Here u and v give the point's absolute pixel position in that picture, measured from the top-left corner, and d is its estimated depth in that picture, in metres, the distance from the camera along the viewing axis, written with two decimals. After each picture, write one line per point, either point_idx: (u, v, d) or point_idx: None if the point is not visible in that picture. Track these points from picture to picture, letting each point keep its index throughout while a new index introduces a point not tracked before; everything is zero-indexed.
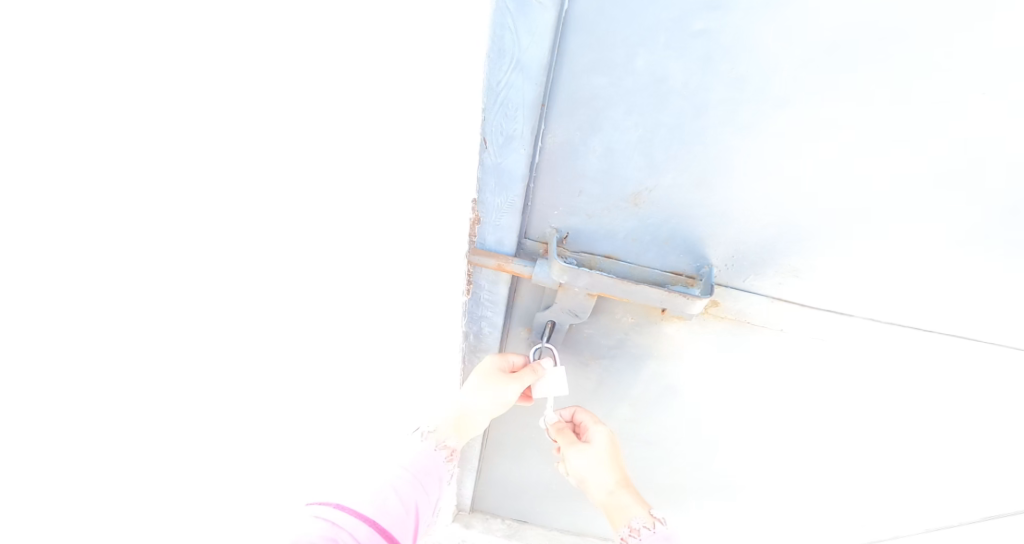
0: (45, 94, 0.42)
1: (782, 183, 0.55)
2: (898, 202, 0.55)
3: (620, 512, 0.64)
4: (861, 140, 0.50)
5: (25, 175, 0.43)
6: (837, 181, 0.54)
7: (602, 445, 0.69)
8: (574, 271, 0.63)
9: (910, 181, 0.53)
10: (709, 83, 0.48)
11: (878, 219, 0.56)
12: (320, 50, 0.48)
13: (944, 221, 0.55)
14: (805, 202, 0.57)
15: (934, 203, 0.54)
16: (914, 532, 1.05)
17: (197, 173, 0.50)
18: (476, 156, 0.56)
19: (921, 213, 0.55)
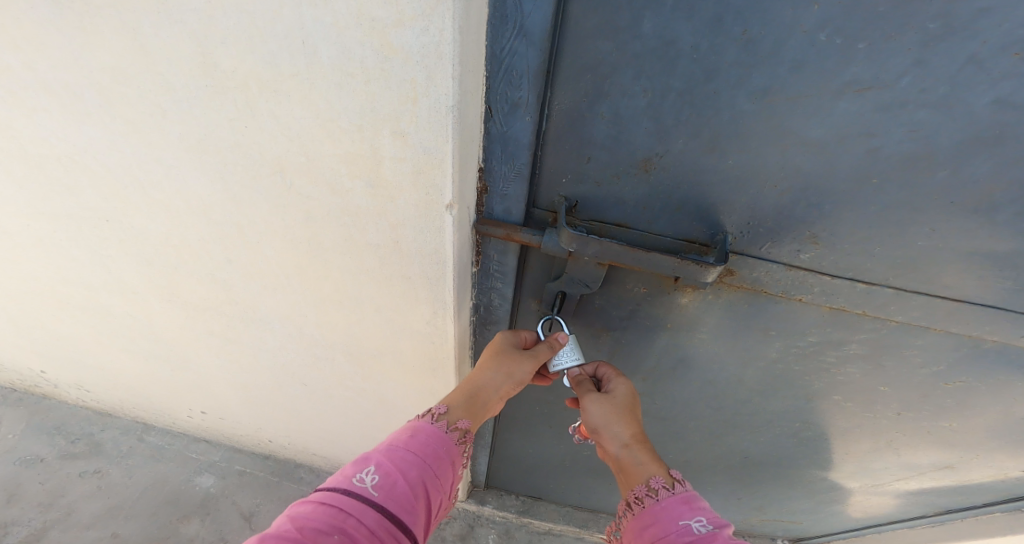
0: (169, 132, 0.56)
1: (803, 146, 0.52)
2: (927, 167, 0.52)
3: (637, 467, 0.63)
4: (888, 97, 0.48)
5: (156, 147, 0.59)
6: (862, 142, 0.51)
7: (621, 398, 0.69)
8: (582, 239, 0.58)
9: (943, 142, 0.50)
10: (717, 44, 0.47)
11: (907, 182, 0.53)
12: (306, 27, 0.45)
13: (981, 185, 0.52)
14: (827, 164, 0.53)
15: (967, 166, 0.51)
16: (912, 462, 1.10)
17: (246, 161, 0.57)
18: (484, 125, 0.56)
19: (954, 175, 0.52)
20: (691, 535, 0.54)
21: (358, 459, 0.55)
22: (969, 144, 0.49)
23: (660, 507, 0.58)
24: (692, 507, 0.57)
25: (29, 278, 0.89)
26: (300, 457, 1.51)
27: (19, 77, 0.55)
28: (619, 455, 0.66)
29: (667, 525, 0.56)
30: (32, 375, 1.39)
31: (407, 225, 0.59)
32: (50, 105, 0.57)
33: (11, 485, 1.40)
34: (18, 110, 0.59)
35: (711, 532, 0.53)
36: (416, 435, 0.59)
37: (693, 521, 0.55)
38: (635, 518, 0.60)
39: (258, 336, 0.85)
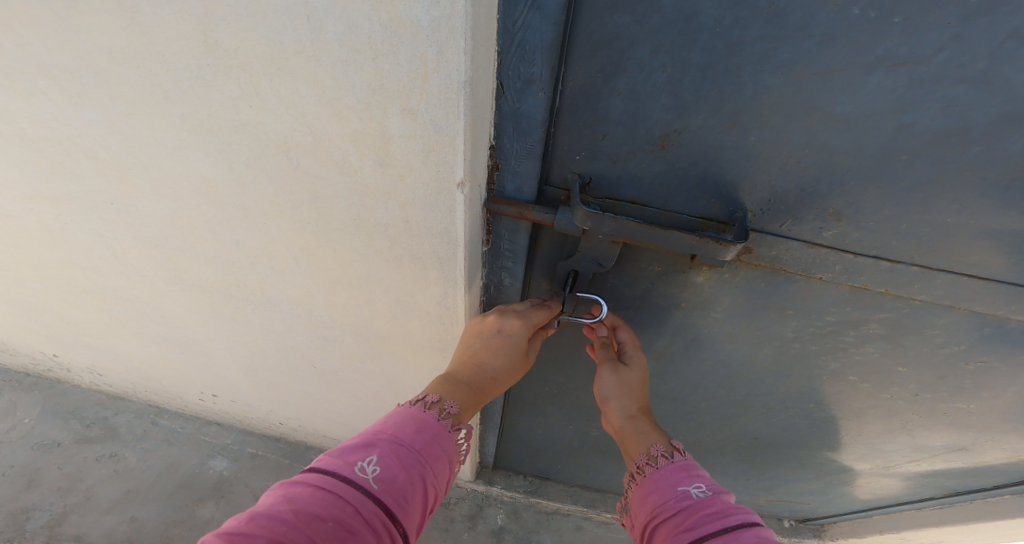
0: (171, 112, 0.55)
1: (829, 121, 0.50)
2: (959, 145, 0.50)
3: (639, 439, 0.66)
4: (922, 73, 0.46)
5: (157, 127, 0.57)
6: (892, 118, 0.49)
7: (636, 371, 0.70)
8: (598, 217, 0.56)
9: (978, 117, 0.48)
10: (743, 17, 0.45)
11: (938, 159, 0.51)
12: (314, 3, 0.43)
13: (1015, 161, 0.50)
14: (854, 139, 0.51)
15: (1003, 141, 0.49)
16: (926, 443, 1.08)
17: (252, 143, 0.56)
18: (495, 102, 0.54)
19: (986, 151, 0.50)
20: (688, 498, 0.57)
21: (362, 444, 0.53)
22: (1004, 121, 0.47)
23: (659, 473, 0.61)
24: (690, 474, 0.60)
25: (39, 264, 0.89)
26: (310, 439, 1.52)
27: (13, 59, 0.53)
28: (622, 425, 0.69)
29: (666, 490, 0.59)
30: (45, 360, 1.40)
31: (417, 204, 0.57)
32: (47, 88, 0.56)
33: (30, 469, 1.42)
34: (15, 92, 0.57)
35: (707, 495, 0.57)
36: (421, 432, 0.56)
37: (689, 485, 0.58)
38: (637, 486, 0.63)
39: (266, 318, 0.84)
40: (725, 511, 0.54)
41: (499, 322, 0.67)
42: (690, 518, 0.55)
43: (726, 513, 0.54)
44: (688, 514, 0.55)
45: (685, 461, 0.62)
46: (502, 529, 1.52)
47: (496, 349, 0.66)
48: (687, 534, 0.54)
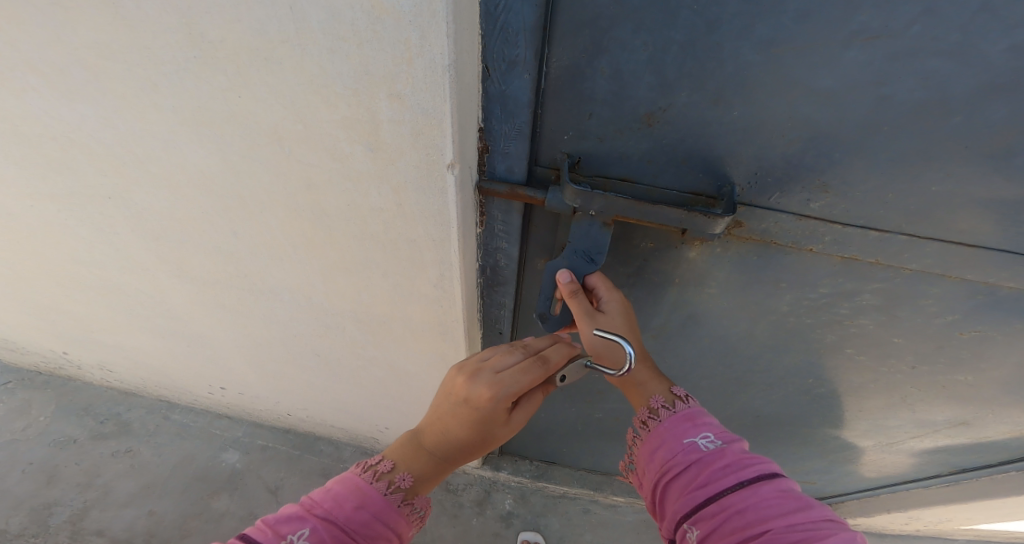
0: (163, 104, 0.56)
1: (811, 96, 0.51)
2: (940, 115, 0.50)
3: (641, 391, 0.70)
4: (898, 46, 0.46)
5: (149, 119, 0.58)
6: (870, 91, 0.49)
7: (616, 317, 0.66)
8: (587, 194, 0.57)
9: (952, 89, 0.48)
10: None
11: (919, 130, 0.51)
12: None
13: (996, 131, 0.50)
14: (836, 113, 0.52)
15: (983, 110, 0.49)
16: (927, 418, 1.09)
17: (244, 135, 0.57)
18: (482, 85, 0.55)
19: (964, 122, 0.50)
20: (698, 451, 0.62)
21: (297, 516, 0.58)
22: (978, 91, 0.48)
23: (664, 426, 0.66)
24: (694, 423, 0.65)
25: (45, 262, 0.90)
26: (319, 430, 1.54)
27: (5, 57, 0.54)
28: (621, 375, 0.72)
29: (674, 443, 0.64)
30: (55, 357, 1.43)
31: (409, 187, 0.58)
32: (39, 84, 0.57)
33: (49, 465, 1.46)
34: (9, 90, 0.58)
35: (716, 446, 0.61)
36: (358, 509, 0.61)
37: (696, 436, 0.63)
38: (645, 440, 0.68)
39: (268, 307, 0.85)
40: (737, 464, 0.59)
41: (466, 393, 0.62)
42: (703, 473, 0.59)
43: (739, 466, 0.59)
44: (700, 468, 0.60)
45: (688, 408, 0.67)
46: (510, 514, 1.56)
47: (462, 417, 0.64)
48: (702, 489, 0.58)
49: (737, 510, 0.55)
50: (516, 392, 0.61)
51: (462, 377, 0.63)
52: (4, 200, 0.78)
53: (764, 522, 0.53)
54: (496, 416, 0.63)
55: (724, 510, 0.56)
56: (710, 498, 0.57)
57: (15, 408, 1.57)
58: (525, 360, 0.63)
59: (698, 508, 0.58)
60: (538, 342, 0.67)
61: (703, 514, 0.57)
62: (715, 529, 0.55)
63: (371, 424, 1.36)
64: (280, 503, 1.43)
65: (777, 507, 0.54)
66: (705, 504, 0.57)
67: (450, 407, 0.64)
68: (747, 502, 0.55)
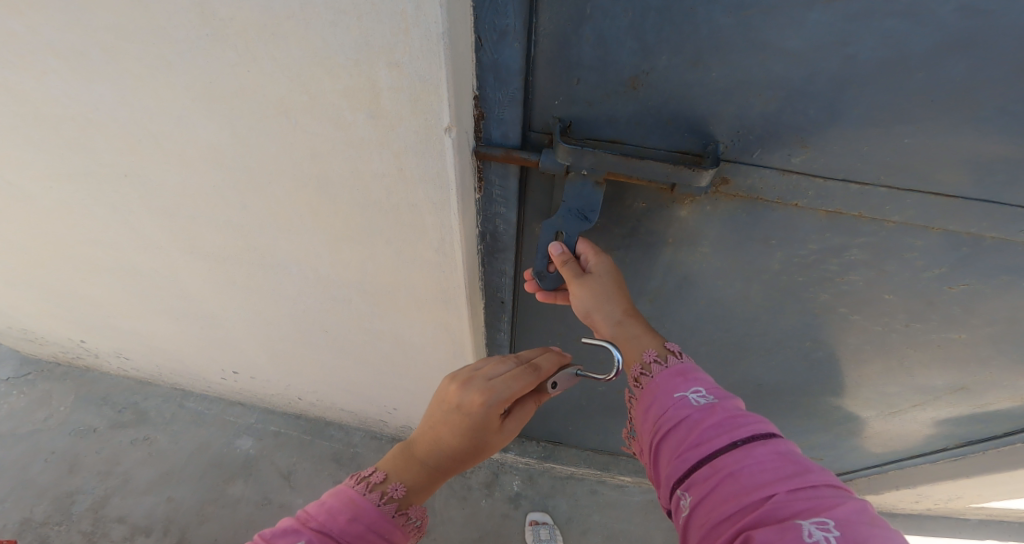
0: (173, 81, 0.59)
1: (782, 56, 0.53)
2: (909, 71, 0.52)
3: (632, 346, 0.67)
4: (856, 7, 0.49)
5: (160, 95, 0.61)
6: (836, 50, 0.52)
7: (606, 278, 0.69)
8: (578, 152, 0.60)
9: (917, 46, 0.50)
10: None
11: (889, 85, 0.53)
12: None
13: (958, 86, 0.52)
14: (807, 72, 0.54)
15: (949, 66, 0.51)
16: (926, 384, 1.11)
17: (251, 109, 0.60)
18: (475, 55, 0.57)
19: (929, 77, 0.52)
20: (689, 407, 0.57)
21: (291, 530, 0.58)
22: (941, 47, 0.50)
23: (656, 382, 0.62)
24: (686, 377, 0.60)
25: (65, 247, 0.94)
26: (329, 416, 1.58)
27: (25, 41, 0.57)
28: (612, 332, 0.70)
29: (664, 399, 0.60)
30: (73, 347, 1.47)
31: (409, 151, 0.60)
32: (60, 66, 0.59)
33: (70, 454, 1.50)
34: (29, 72, 0.61)
35: (708, 402, 0.57)
36: (353, 521, 0.61)
37: (687, 392, 0.59)
38: (638, 398, 0.64)
39: (278, 283, 0.89)
40: (730, 421, 0.54)
41: (459, 399, 0.66)
42: (695, 431, 0.55)
43: (732, 425, 0.54)
44: (691, 427, 0.56)
45: (681, 364, 0.63)
46: (519, 495, 1.59)
47: (454, 425, 0.66)
48: (694, 450, 0.54)
49: (731, 474, 0.50)
50: (507, 397, 0.65)
51: (455, 385, 0.67)
52: (25, 184, 0.81)
53: (760, 486, 0.49)
54: (489, 422, 0.66)
55: (716, 472, 0.51)
56: (702, 460, 0.53)
57: (37, 399, 1.62)
58: (515, 369, 0.68)
59: (691, 471, 0.53)
60: (529, 354, 0.73)
61: (696, 477, 0.52)
62: (709, 494, 0.51)
63: (380, 406, 1.40)
64: (294, 488, 1.47)
65: (774, 470, 0.49)
66: (697, 466, 0.53)
67: (442, 415, 0.67)
68: (740, 464, 0.51)
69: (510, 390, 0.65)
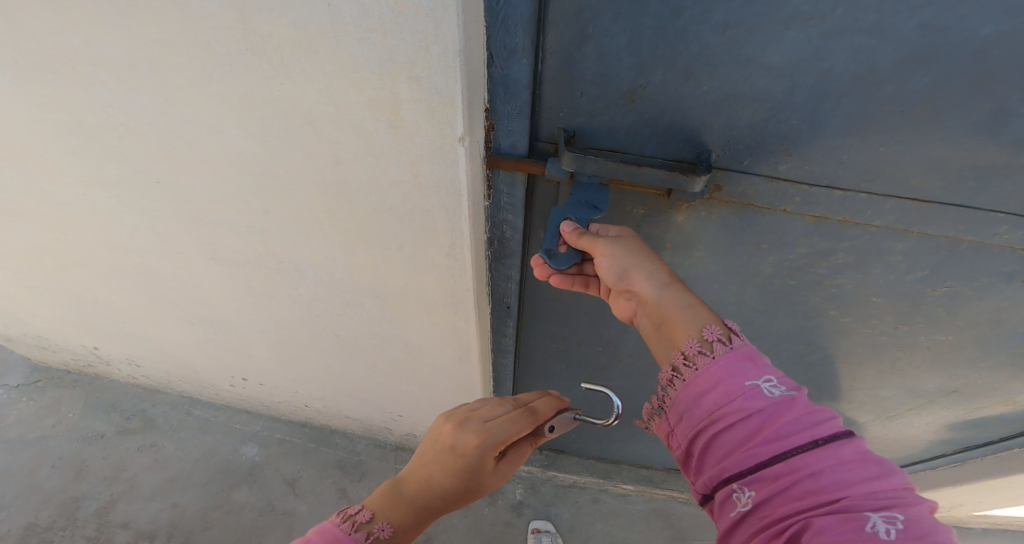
0: (207, 93, 0.63)
1: (765, 71, 0.58)
2: (881, 85, 0.57)
3: (685, 316, 0.65)
4: (829, 25, 0.53)
5: (195, 107, 0.66)
6: (815, 66, 0.56)
7: (632, 239, 0.70)
8: (580, 159, 0.64)
9: (887, 62, 0.55)
10: None
11: (863, 98, 0.58)
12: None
13: (925, 98, 0.57)
14: (788, 85, 0.58)
15: (916, 80, 0.56)
16: (919, 387, 1.14)
17: (278, 120, 0.65)
18: (487, 71, 0.61)
19: (899, 90, 0.57)
20: (762, 398, 0.55)
21: None
22: (909, 62, 0.55)
23: (723, 365, 0.59)
24: (756, 363, 0.58)
25: (88, 251, 0.99)
26: (334, 424, 1.60)
27: (75, 55, 0.62)
28: (655, 297, 0.68)
29: (733, 387, 0.57)
30: (85, 354, 1.50)
31: (425, 159, 0.64)
32: (107, 77, 0.64)
33: (77, 460, 1.52)
34: (77, 83, 0.66)
35: (782, 394, 0.55)
36: None
37: (760, 381, 0.56)
38: (692, 379, 0.61)
39: (293, 287, 0.93)
40: (809, 418, 0.53)
41: (452, 441, 0.68)
42: (772, 426, 0.53)
43: (811, 422, 0.52)
44: (765, 421, 0.54)
45: (744, 347, 0.60)
46: (521, 503, 1.61)
47: (446, 465, 0.68)
48: (766, 445, 0.52)
49: (809, 472, 0.50)
50: (502, 440, 0.67)
51: (450, 425, 0.69)
52: (56, 191, 0.86)
53: (840, 486, 0.48)
54: (481, 465, 0.67)
55: (794, 471, 0.50)
56: (778, 456, 0.51)
57: (46, 406, 1.65)
58: (512, 411, 0.70)
59: (760, 466, 0.52)
60: (527, 396, 0.74)
61: (766, 473, 0.51)
62: (780, 490, 0.50)
63: (385, 413, 1.42)
64: (298, 495, 1.48)
65: (854, 472, 0.49)
66: (770, 462, 0.52)
67: (435, 454, 0.69)
68: (821, 464, 0.50)
69: (504, 435, 0.67)
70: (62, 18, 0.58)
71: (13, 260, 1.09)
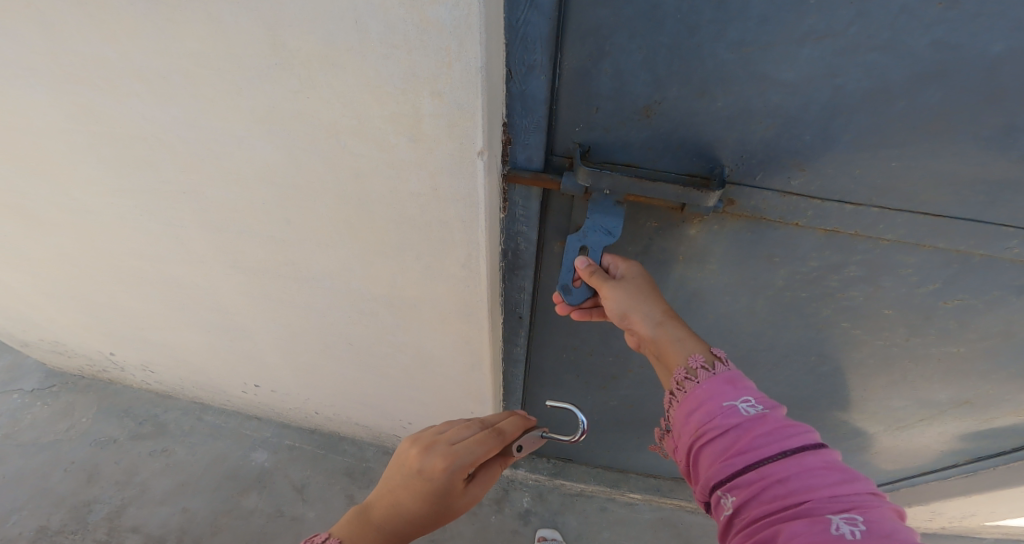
0: (235, 106, 0.65)
1: (778, 88, 0.59)
2: (892, 101, 0.58)
3: (677, 349, 0.65)
4: (843, 43, 0.54)
5: (222, 119, 0.67)
6: (827, 82, 0.58)
7: (639, 279, 0.72)
8: (596, 174, 0.65)
9: (899, 79, 0.56)
10: (695, 4, 0.54)
11: (875, 114, 0.59)
12: (353, 14, 0.52)
13: (936, 114, 0.58)
14: (801, 102, 0.60)
15: (927, 96, 0.57)
16: (931, 398, 1.13)
17: (302, 134, 0.66)
18: (506, 86, 0.63)
19: (910, 106, 0.58)
20: (737, 415, 0.56)
21: None
22: (921, 78, 0.56)
23: (703, 389, 0.60)
24: (736, 386, 0.59)
25: (110, 259, 1.01)
26: (343, 431, 1.61)
27: (113, 67, 0.64)
28: (653, 334, 0.69)
29: (713, 407, 0.58)
30: (101, 359, 1.53)
31: (444, 172, 0.66)
32: (141, 90, 0.66)
33: (90, 464, 1.54)
34: (113, 95, 0.68)
35: (758, 412, 0.55)
36: None
37: (736, 400, 0.57)
38: (679, 403, 0.62)
39: (309, 296, 0.94)
40: (781, 431, 0.53)
41: (419, 465, 0.68)
42: (743, 439, 0.54)
43: (783, 434, 0.53)
44: (739, 434, 0.55)
45: (727, 372, 0.61)
46: (528, 512, 1.61)
47: (413, 490, 0.68)
48: (740, 456, 0.53)
49: (778, 480, 0.51)
50: (472, 461, 0.69)
51: (416, 449, 0.70)
52: (82, 199, 0.88)
53: (807, 492, 0.49)
54: (451, 488, 0.68)
55: (763, 479, 0.51)
56: (748, 466, 0.52)
57: (60, 410, 1.67)
58: (479, 433, 0.72)
59: (734, 475, 0.53)
60: (491, 419, 0.77)
61: (739, 481, 0.52)
62: (752, 497, 0.51)
63: (395, 420, 1.43)
64: (307, 501, 1.49)
65: (821, 478, 0.50)
66: (742, 470, 0.53)
67: (402, 480, 0.69)
68: (789, 471, 0.51)
69: (473, 456, 0.69)
70: (103, 32, 0.60)
71: (35, 267, 1.12)
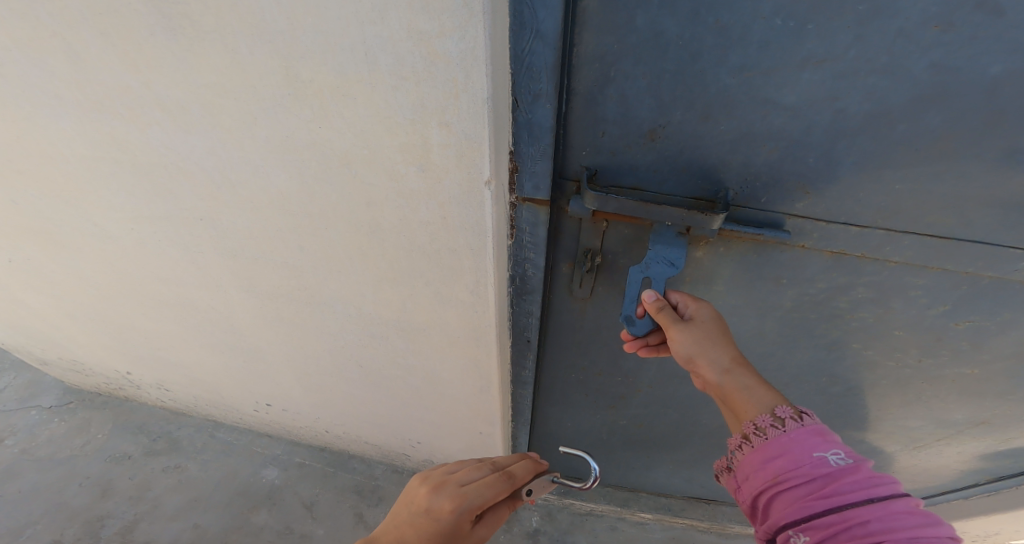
0: (250, 135, 0.67)
1: (780, 111, 0.60)
2: (893, 124, 0.59)
3: (750, 399, 0.65)
4: (842, 67, 0.55)
5: (238, 148, 0.70)
6: (828, 105, 0.58)
7: (710, 323, 0.71)
8: (602, 197, 0.66)
9: (900, 102, 0.57)
10: (696, 33, 0.56)
11: (876, 138, 0.60)
12: (364, 48, 0.54)
13: (938, 136, 0.59)
14: (804, 125, 0.60)
15: (930, 119, 0.57)
16: (948, 417, 1.11)
17: (314, 162, 0.68)
18: (512, 115, 0.63)
19: (912, 129, 0.59)
20: (828, 465, 0.55)
21: None
22: (922, 100, 0.56)
23: (792, 437, 0.59)
24: (826, 439, 0.58)
25: (128, 281, 1.03)
26: (352, 448, 1.61)
27: (136, 95, 0.67)
28: (721, 381, 0.68)
29: (800, 456, 0.57)
30: (117, 378, 1.55)
31: (453, 201, 0.67)
32: (162, 118, 0.69)
33: (104, 479, 1.56)
34: (136, 125, 0.71)
35: (849, 463, 0.55)
36: None
37: (827, 451, 0.56)
38: (757, 447, 0.61)
39: (321, 319, 0.96)
40: (870, 480, 0.54)
41: (428, 504, 0.69)
42: (830, 486, 0.54)
43: (870, 483, 0.53)
44: (827, 482, 0.54)
45: (815, 423, 0.60)
46: (537, 531, 1.59)
47: (421, 529, 0.68)
48: (822, 501, 0.53)
49: (858, 521, 0.51)
50: (479, 504, 0.69)
51: (426, 488, 0.71)
52: (102, 223, 0.91)
53: (886, 533, 0.50)
54: (458, 527, 0.68)
55: (844, 520, 0.52)
56: (830, 509, 0.52)
57: (76, 427, 1.70)
58: (491, 475, 0.73)
59: (813, 515, 0.53)
60: (502, 461, 0.78)
61: (818, 522, 0.53)
62: (831, 537, 0.51)
63: (403, 439, 1.43)
64: (316, 518, 1.49)
65: (902, 521, 0.51)
66: (821, 512, 0.53)
67: (409, 517, 0.69)
68: (873, 515, 0.51)
69: (484, 497, 0.70)
70: (126, 65, 0.63)
71: (57, 289, 1.15)
